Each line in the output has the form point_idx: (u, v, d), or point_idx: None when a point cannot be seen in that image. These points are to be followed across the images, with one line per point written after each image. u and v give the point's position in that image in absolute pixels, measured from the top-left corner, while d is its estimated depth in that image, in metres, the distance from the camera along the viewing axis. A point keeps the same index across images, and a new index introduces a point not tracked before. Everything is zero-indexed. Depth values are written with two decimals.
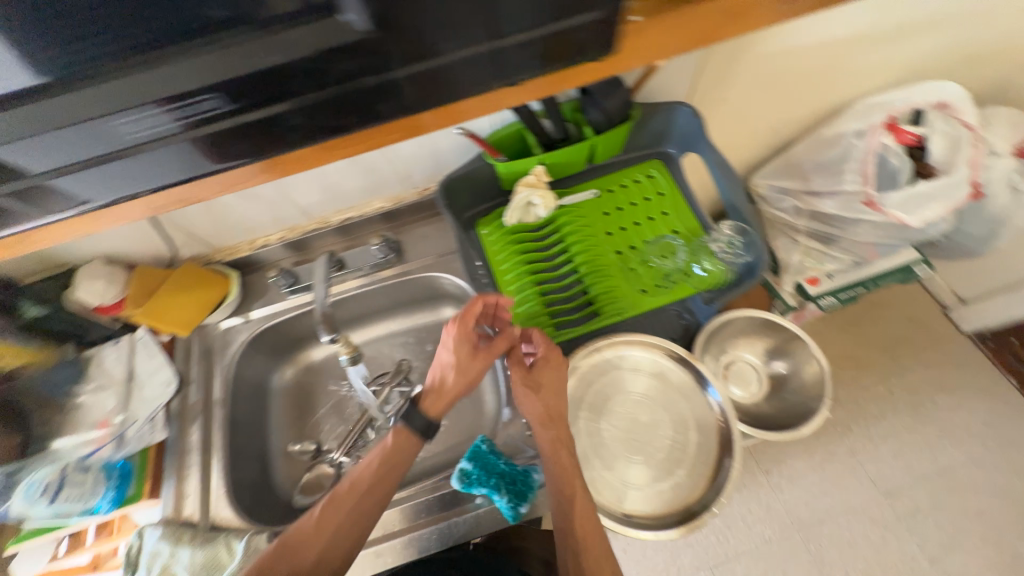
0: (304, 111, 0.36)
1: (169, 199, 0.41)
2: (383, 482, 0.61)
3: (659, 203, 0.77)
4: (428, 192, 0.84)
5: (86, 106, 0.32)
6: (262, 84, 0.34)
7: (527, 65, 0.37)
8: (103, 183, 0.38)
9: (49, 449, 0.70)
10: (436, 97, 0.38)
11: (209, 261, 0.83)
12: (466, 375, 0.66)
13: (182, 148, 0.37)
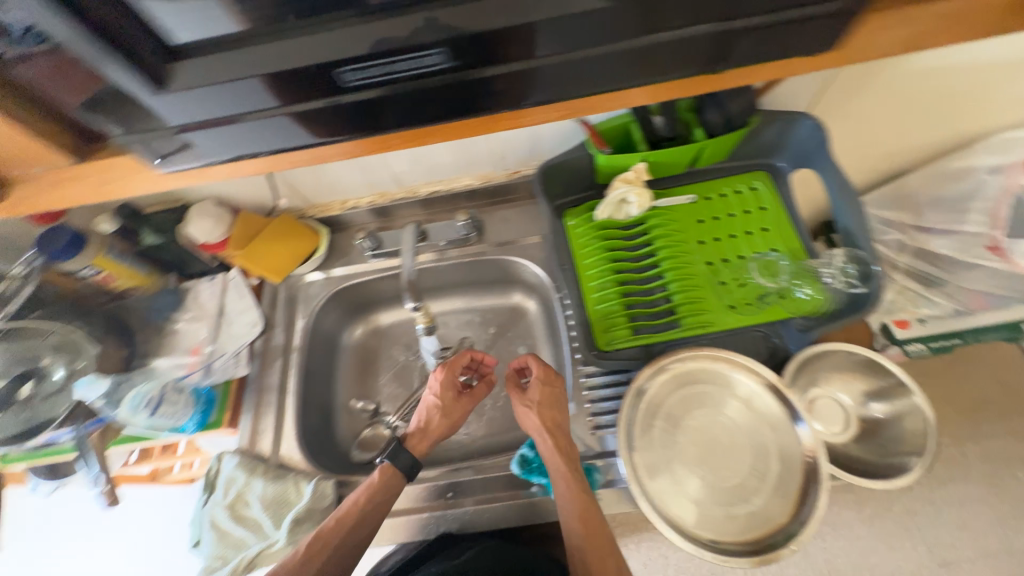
0: (494, 81, 0.38)
1: (331, 152, 0.44)
2: (369, 521, 0.60)
3: (760, 218, 0.73)
4: (518, 176, 0.84)
5: (317, 53, 0.35)
6: (381, 69, 0.36)
7: (659, 69, 0.39)
8: (288, 130, 0.41)
9: (149, 366, 0.76)
10: (538, 95, 0.40)
11: (302, 216, 0.87)
12: (449, 419, 0.69)
13: (282, 122, 0.39)
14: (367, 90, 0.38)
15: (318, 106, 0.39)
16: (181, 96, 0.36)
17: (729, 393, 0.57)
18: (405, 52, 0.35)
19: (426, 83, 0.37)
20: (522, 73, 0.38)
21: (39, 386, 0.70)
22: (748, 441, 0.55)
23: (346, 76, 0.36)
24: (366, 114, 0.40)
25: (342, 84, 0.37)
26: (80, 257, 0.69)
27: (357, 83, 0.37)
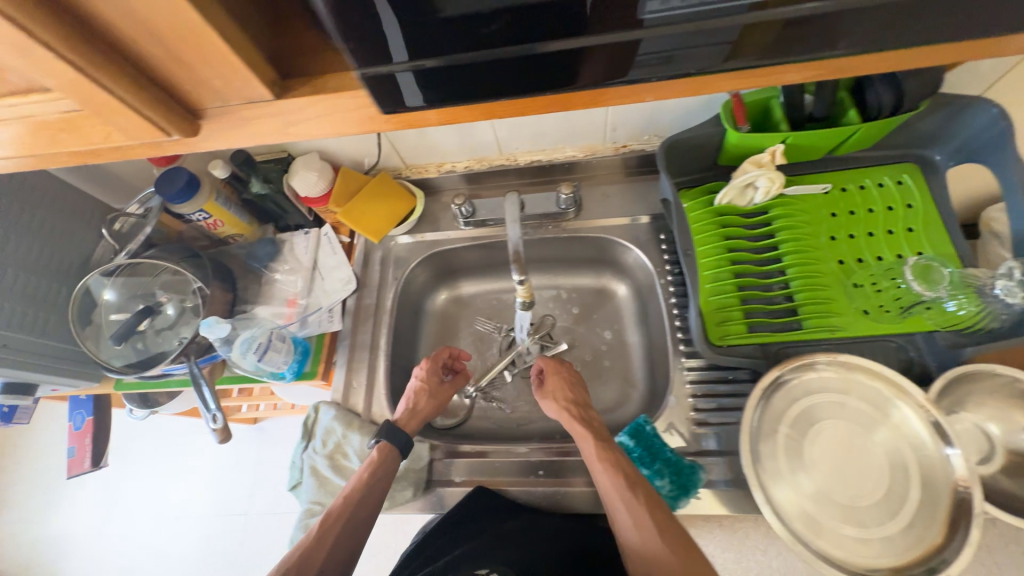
0: (759, 29, 0.29)
1: (473, 111, 0.34)
2: (370, 503, 0.60)
3: (906, 216, 0.65)
4: (626, 150, 0.79)
5: None
6: (528, 24, 0.27)
7: (871, 39, 0.31)
8: (461, 83, 0.31)
9: (251, 313, 0.79)
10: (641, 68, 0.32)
11: (398, 176, 0.86)
12: (435, 399, 0.70)
13: (416, 79, 0.30)
14: (659, 27, 0.28)
15: (475, 59, 0.29)
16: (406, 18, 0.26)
17: (867, 407, 0.52)
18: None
19: (723, 21, 0.29)
20: (625, 45, 0.30)
21: (153, 321, 0.73)
22: (885, 461, 0.51)
23: (651, 5, 0.27)
24: (423, 88, 0.30)
25: (638, 16, 0.28)
26: (194, 200, 0.71)
27: (654, 17, 0.28)
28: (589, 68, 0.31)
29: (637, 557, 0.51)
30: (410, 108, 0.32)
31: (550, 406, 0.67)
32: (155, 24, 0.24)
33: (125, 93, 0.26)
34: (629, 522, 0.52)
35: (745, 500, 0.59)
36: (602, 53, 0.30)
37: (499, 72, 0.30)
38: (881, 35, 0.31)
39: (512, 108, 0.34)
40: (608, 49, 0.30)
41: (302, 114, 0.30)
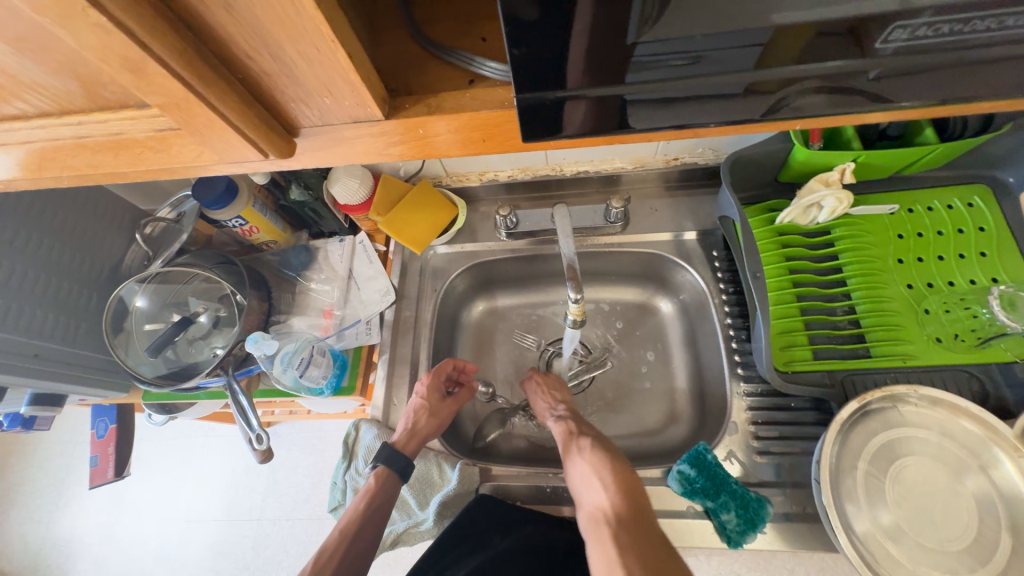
0: (897, 66, 0.27)
1: (595, 139, 0.32)
2: (368, 532, 0.60)
3: (978, 240, 0.62)
4: (677, 163, 0.76)
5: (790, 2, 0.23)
6: (680, 52, 0.25)
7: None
8: (613, 113, 0.28)
9: (287, 323, 0.76)
10: (642, 115, 0.29)
11: (438, 184, 0.83)
12: (433, 419, 0.67)
13: (576, 107, 0.28)
14: (879, 56, 0.26)
15: (639, 95, 0.27)
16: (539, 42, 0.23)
17: (950, 443, 0.50)
18: (986, 7, 0.23)
19: (920, 58, 0.26)
20: (610, 100, 0.27)
21: (187, 331, 0.71)
22: (972, 503, 0.48)
23: (889, 35, 0.25)
24: (564, 121, 0.28)
25: (871, 45, 0.26)
26: (231, 206, 0.68)
27: (890, 45, 0.25)
28: (573, 119, 0.29)
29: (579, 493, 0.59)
30: (549, 136, 0.30)
31: (535, 407, 0.72)
32: (279, 36, 0.21)
33: (229, 107, 0.24)
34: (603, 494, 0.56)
35: (812, 537, 0.56)
36: (584, 108, 0.28)
37: (661, 99, 0.28)
38: None
39: (637, 137, 0.32)
40: (585, 103, 0.27)
41: (408, 135, 0.28)
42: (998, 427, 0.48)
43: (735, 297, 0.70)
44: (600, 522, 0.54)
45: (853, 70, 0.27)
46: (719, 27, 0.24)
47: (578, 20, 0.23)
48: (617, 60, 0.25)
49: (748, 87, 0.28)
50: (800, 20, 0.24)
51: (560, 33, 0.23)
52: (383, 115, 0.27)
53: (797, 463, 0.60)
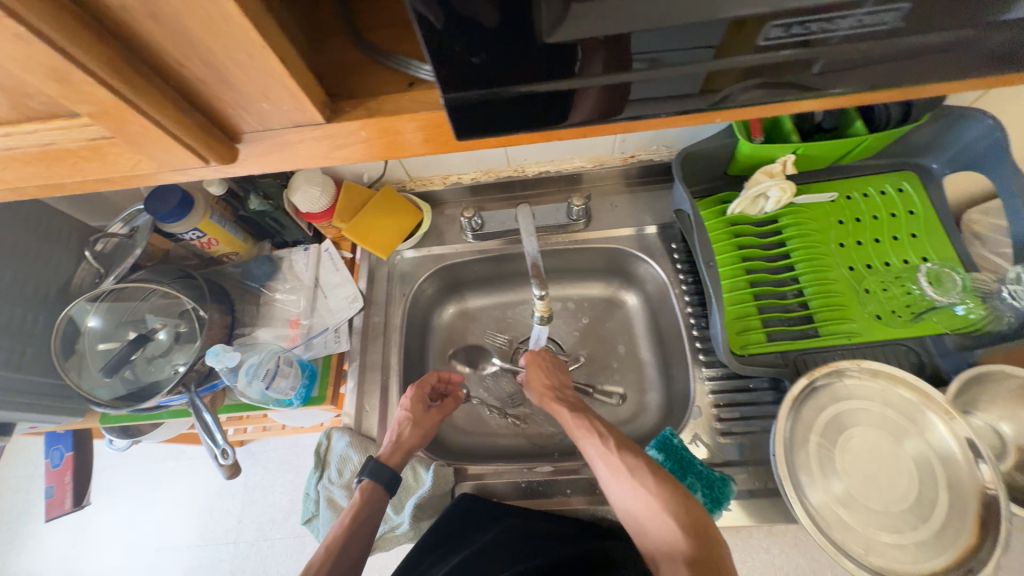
0: (834, 58, 0.28)
1: (533, 136, 0.33)
2: (352, 548, 0.58)
3: (909, 223, 0.67)
4: (634, 160, 0.79)
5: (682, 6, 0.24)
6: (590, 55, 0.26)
7: (928, 71, 0.30)
8: (537, 113, 0.29)
9: (252, 335, 0.75)
10: (569, 112, 0.30)
11: (402, 189, 0.84)
12: (419, 431, 0.66)
13: (503, 107, 0.28)
14: (767, 53, 0.28)
15: (559, 90, 0.28)
16: (461, 45, 0.24)
17: (890, 411, 0.53)
18: (852, 6, 0.25)
19: (854, 48, 0.28)
20: (620, 86, 0.28)
21: (145, 349, 0.68)
22: (912, 466, 0.52)
23: (770, 32, 0.26)
24: (490, 121, 0.29)
25: (754, 42, 0.27)
26: (187, 218, 0.67)
27: (771, 43, 0.27)
28: (582, 108, 0.30)
29: (637, 520, 0.55)
30: (477, 136, 0.30)
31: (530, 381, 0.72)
32: (207, 42, 0.22)
33: (164, 115, 0.24)
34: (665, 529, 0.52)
35: (773, 511, 0.59)
36: (596, 93, 0.29)
37: (585, 96, 0.29)
38: (934, 67, 0.29)
39: (575, 133, 0.33)
40: (510, 103, 0.28)
41: (350, 137, 0.28)
42: (933, 396, 0.52)
43: (694, 287, 0.73)
44: (670, 560, 0.51)
45: (798, 61, 0.28)
46: (634, 26, 0.25)
47: (500, 24, 0.24)
48: (536, 60, 0.26)
49: (700, 84, 0.29)
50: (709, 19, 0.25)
51: (485, 37, 0.24)
52: (324, 118, 0.27)
53: (757, 441, 0.63)
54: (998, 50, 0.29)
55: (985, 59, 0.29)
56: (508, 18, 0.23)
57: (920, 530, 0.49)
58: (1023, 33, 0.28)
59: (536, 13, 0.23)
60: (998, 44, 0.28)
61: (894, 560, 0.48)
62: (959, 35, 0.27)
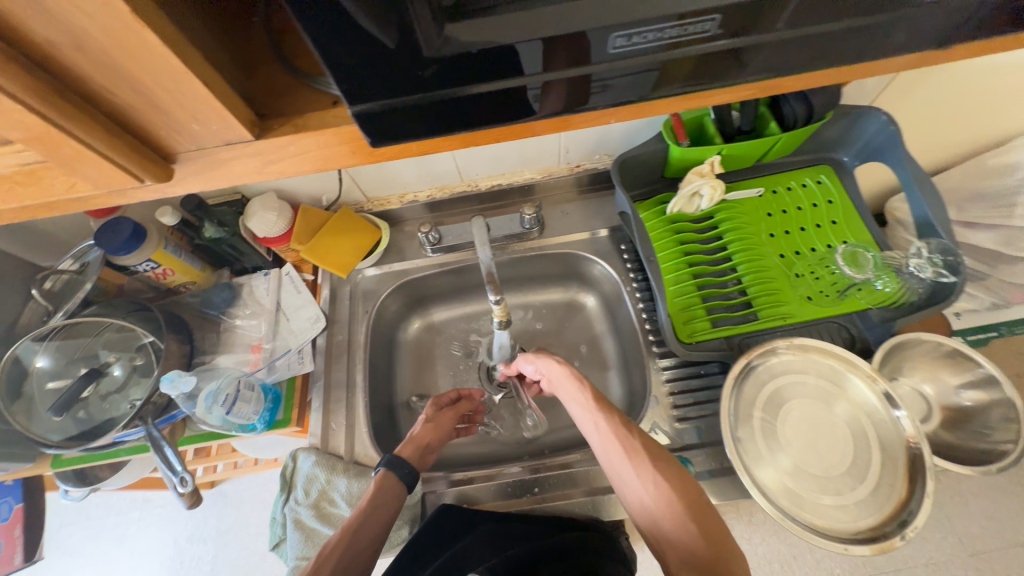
0: (763, 49, 0.30)
1: (449, 143, 0.35)
2: (368, 544, 0.54)
3: (829, 211, 0.74)
4: (581, 169, 0.84)
5: (536, 24, 0.27)
6: (463, 66, 0.28)
7: (808, 64, 0.32)
8: (441, 121, 0.31)
9: (213, 363, 0.74)
10: (473, 120, 0.32)
11: (360, 210, 0.86)
12: (434, 425, 0.68)
13: (406, 115, 0.30)
14: (619, 60, 0.29)
15: (455, 94, 0.29)
16: (361, 62, 0.27)
17: (825, 381, 0.58)
18: (682, 15, 0.27)
19: (771, 36, 0.30)
20: (581, 78, 0.30)
21: (98, 386, 0.66)
22: (847, 432, 0.56)
23: (615, 42, 0.28)
24: (398, 128, 0.31)
25: (603, 53, 0.29)
26: (140, 250, 0.67)
27: (618, 52, 0.29)
28: (550, 99, 0.32)
29: (648, 514, 0.53)
30: (388, 142, 0.31)
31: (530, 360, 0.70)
32: (131, 70, 0.24)
33: (98, 141, 0.26)
34: (678, 529, 0.50)
35: (729, 488, 0.62)
36: (562, 87, 0.31)
37: (482, 105, 0.31)
38: (818, 62, 0.32)
39: (491, 137, 0.35)
40: (414, 109, 0.30)
41: (280, 151, 0.31)
42: (860, 367, 0.56)
43: (644, 283, 0.77)
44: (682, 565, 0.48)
45: (736, 52, 0.30)
46: (526, 34, 0.27)
47: (393, 39, 0.26)
48: (427, 73, 0.28)
49: (653, 84, 0.32)
50: (594, 26, 0.27)
51: (390, 56, 0.26)
52: (253, 135, 0.30)
53: (710, 423, 0.67)
54: (872, 36, 0.30)
55: (863, 44, 0.31)
56: (394, 37, 0.26)
57: (860, 491, 0.53)
58: (877, 29, 0.30)
59: (413, 29, 0.25)
60: (870, 29, 0.30)
61: (840, 521, 0.52)
62: (828, 26, 0.29)
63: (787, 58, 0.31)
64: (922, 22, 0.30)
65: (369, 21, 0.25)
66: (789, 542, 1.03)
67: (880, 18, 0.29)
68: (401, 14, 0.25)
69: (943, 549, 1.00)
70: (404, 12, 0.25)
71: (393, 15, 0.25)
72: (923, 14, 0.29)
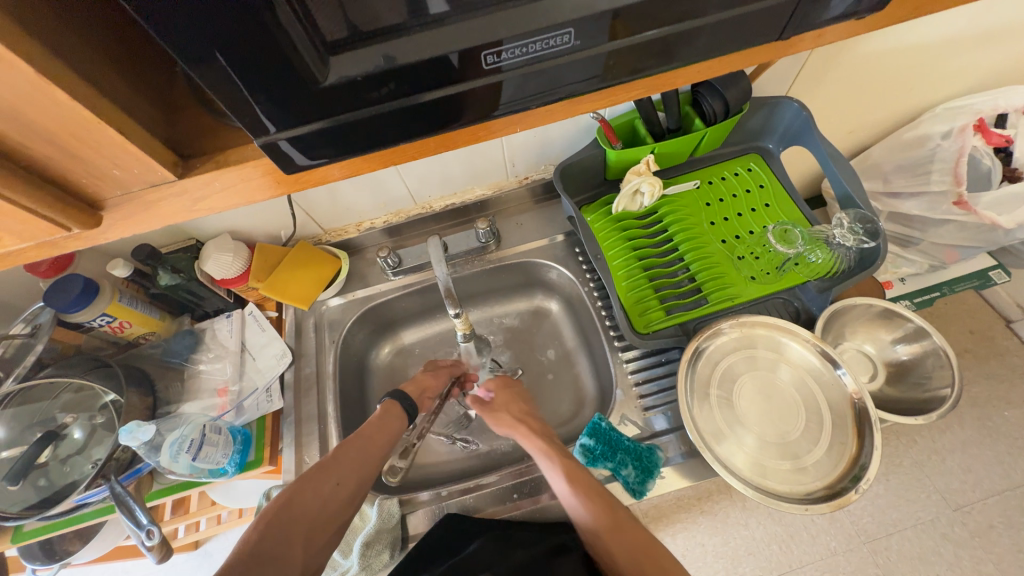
0: (634, 51, 0.34)
1: (371, 162, 0.38)
2: (375, 455, 0.60)
3: (761, 195, 0.78)
4: (529, 180, 0.87)
5: (428, 45, 0.30)
6: (362, 93, 0.32)
7: (674, 58, 0.36)
8: (366, 137, 0.35)
9: (177, 412, 0.72)
10: (386, 134, 0.35)
11: (319, 243, 0.87)
12: (444, 374, 0.74)
13: (323, 136, 0.33)
14: (488, 76, 0.33)
15: (370, 114, 0.33)
16: (274, 95, 0.30)
17: (772, 353, 0.62)
18: (539, 31, 0.31)
19: (652, 31, 0.33)
20: (497, 84, 0.34)
21: (57, 450, 0.64)
22: (798, 396, 0.61)
23: (486, 59, 0.32)
24: (312, 149, 0.34)
25: (481, 69, 0.32)
26: (93, 305, 0.66)
27: (492, 66, 0.32)
28: (457, 112, 0.35)
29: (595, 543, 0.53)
30: (307, 163, 0.35)
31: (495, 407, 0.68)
32: (48, 124, 0.26)
33: (15, 192, 0.28)
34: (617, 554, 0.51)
35: (701, 468, 0.64)
36: (509, 85, 0.34)
37: (391, 121, 0.34)
38: (691, 53, 0.36)
39: (407, 154, 0.39)
40: (331, 130, 0.33)
41: (206, 187, 0.34)
42: (804, 337, 0.61)
43: (600, 282, 0.80)
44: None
45: (675, 35, 0.34)
46: (436, 49, 0.31)
47: (290, 74, 0.29)
48: (322, 102, 0.31)
49: (603, 69, 0.35)
50: (471, 45, 0.31)
51: (297, 85, 0.30)
52: (176, 175, 0.32)
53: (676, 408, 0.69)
54: (721, 31, 0.35)
55: (718, 39, 0.35)
56: (292, 71, 0.29)
57: (815, 451, 0.58)
58: (729, 23, 0.34)
59: (304, 65, 0.29)
60: (719, 25, 0.34)
61: (800, 484, 0.56)
62: (686, 24, 0.33)
63: (654, 55, 0.35)
64: (763, 14, 0.34)
65: (257, 63, 0.28)
66: (783, 522, 1.04)
67: (724, 16, 0.33)
68: (300, 44, 0.28)
69: (928, 508, 1.03)
70: (288, 49, 0.28)
71: (286, 50, 0.28)
72: (764, 7, 0.33)
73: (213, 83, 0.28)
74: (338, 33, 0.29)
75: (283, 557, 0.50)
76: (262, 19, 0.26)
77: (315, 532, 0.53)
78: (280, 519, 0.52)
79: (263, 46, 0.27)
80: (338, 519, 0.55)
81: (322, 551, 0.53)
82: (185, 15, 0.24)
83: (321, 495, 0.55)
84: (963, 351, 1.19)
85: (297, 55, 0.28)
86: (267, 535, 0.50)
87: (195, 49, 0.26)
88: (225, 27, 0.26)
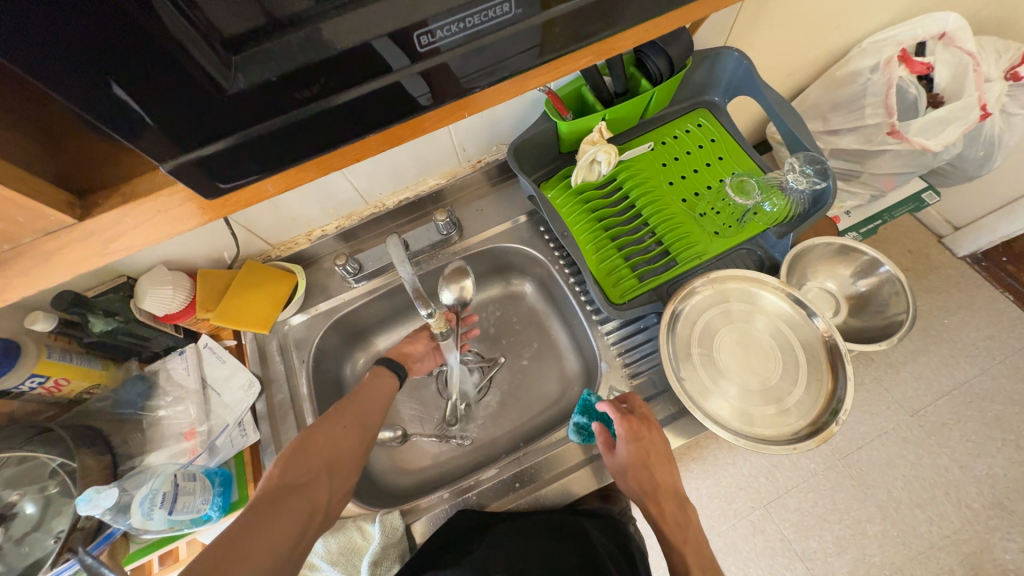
0: (574, 15, 0.32)
1: (309, 170, 0.35)
2: (376, 404, 0.62)
3: (714, 149, 0.78)
4: (482, 164, 0.83)
5: (346, 32, 0.27)
6: (281, 95, 0.28)
7: (619, 19, 0.34)
8: (297, 145, 0.31)
9: (142, 465, 0.67)
10: (319, 139, 0.32)
11: (268, 259, 0.81)
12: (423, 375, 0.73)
13: (246, 148, 0.30)
14: (432, 57, 0.30)
15: (295, 118, 0.29)
16: (173, 110, 0.26)
17: (746, 305, 0.64)
18: (475, 2, 0.28)
19: None
20: (435, 69, 0.31)
21: (8, 530, 0.56)
22: (773, 342, 0.63)
23: (418, 41, 0.29)
24: (233, 168, 0.31)
25: (412, 51, 0.29)
26: (18, 368, 0.59)
27: (427, 49, 0.29)
28: (396, 104, 0.32)
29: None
30: (237, 182, 0.32)
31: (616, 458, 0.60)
32: None
33: None
34: None
35: (690, 426, 0.66)
36: (445, 70, 0.31)
37: (321, 123, 0.31)
38: (633, 13, 0.34)
39: (347, 157, 0.35)
40: (254, 140, 0.30)
41: (116, 226, 0.32)
42: (773, 284, 0.63)
43: (569, 258, 0.80)
44: None
45: None
46: (355, 36, 0.27)
47: (187, 82, 0.25)
48: (237, 112, 0.28)
49: (543, 40, 0.32)
50: (397, 27, 0.28)
51: (200, 93, 0.26)
52: (76, 217, 0.31)
53: (659, 371, 0.70)
54: None
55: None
56: (190, 75, 0.25)
57: (795, 389, 0.60)
58: None
59: (202, 71, 0.25)
60: None
61: (785, 424, 0.59)
62: None
63: (598, 14, 0.32)
64: None
65: (147, 73, 0.24)
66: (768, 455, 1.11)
67: None
68: (197, 48, 0.24)
69: (889, 417, 1.12)
70: (179, 54, 0.24)
71: (180, 55, 0.24)
72: None
73: (90, 107, 0.24)
74: (237, 29, 0.25)
75: (307, 492, 0.50)
76: (141, 27, 0.22)
77: (335, 470, 0.54)
78: (297, 458, 0.52)
79: (149, 55, 0.23)
80: (355, 456, 0.56)
81: (344, 484, 0.54)
82: (32, 22, 0.20)
83: (333, 438, 0.55)
84: (905, 269, 1.28)
85: (196, 59, 0.25)
86: (286, 475, 0.51)
87: (63, 65, 0.22)
88: (92, 36, 0.22)
